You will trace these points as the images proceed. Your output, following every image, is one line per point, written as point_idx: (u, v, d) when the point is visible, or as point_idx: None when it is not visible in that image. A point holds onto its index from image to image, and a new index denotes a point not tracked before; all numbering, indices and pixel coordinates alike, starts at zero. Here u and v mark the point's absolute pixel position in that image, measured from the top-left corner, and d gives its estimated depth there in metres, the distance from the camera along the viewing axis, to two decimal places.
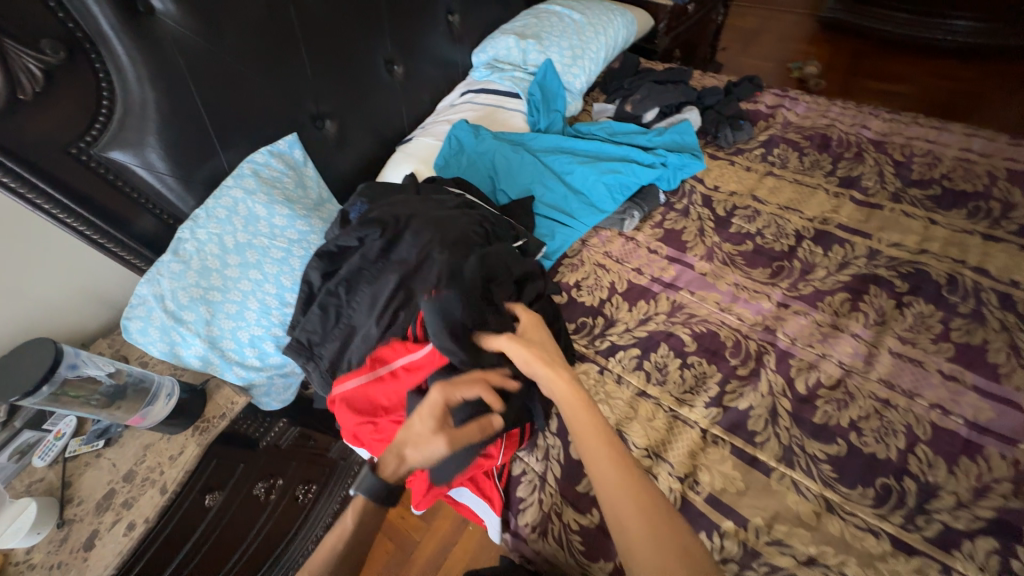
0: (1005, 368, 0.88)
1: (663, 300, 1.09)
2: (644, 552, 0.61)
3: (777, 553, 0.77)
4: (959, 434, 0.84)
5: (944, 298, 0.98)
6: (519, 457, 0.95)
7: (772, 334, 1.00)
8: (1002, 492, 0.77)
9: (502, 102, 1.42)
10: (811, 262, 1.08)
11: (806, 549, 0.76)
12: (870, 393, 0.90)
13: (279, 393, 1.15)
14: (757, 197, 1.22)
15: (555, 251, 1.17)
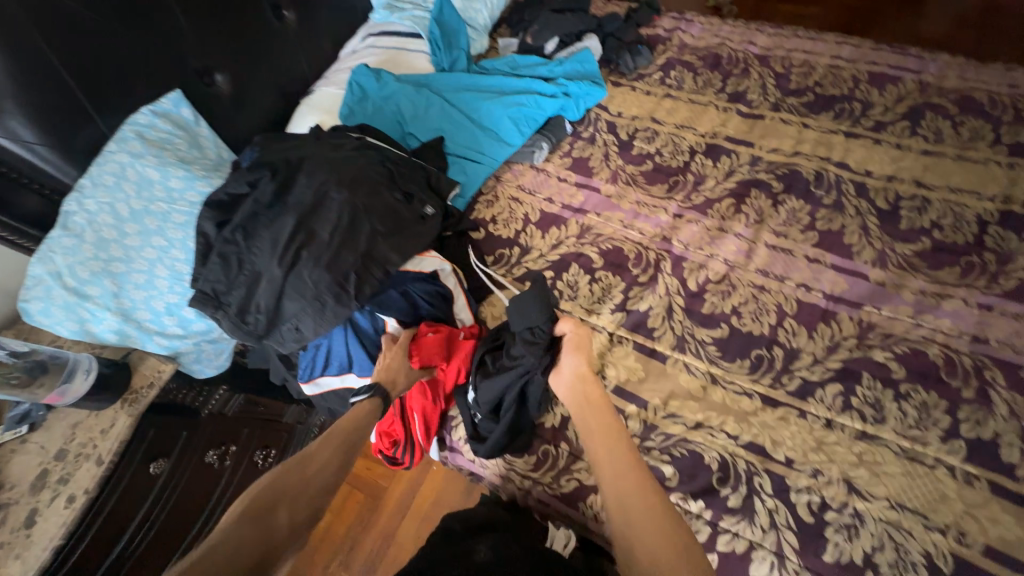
0: (857, 246, 1.02)
1: (573, 225, 1.16)
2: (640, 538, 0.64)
3: (671, 423, 0.89)
4: (819, 306, 0.98)
5: (812, 193, 1.10)
6: None
7: (668, 243, 1.09)
8: (848, 346, 0.93)
9: (405, 44, 1.38)
10: (702, 174, 1.17)
11: (694, 416, 0.89)
12: (749, 282, 1.02)
13: (211, 358, 1.17)
14: (656, 119, 1.29)
15: (470, 189, 1.20)
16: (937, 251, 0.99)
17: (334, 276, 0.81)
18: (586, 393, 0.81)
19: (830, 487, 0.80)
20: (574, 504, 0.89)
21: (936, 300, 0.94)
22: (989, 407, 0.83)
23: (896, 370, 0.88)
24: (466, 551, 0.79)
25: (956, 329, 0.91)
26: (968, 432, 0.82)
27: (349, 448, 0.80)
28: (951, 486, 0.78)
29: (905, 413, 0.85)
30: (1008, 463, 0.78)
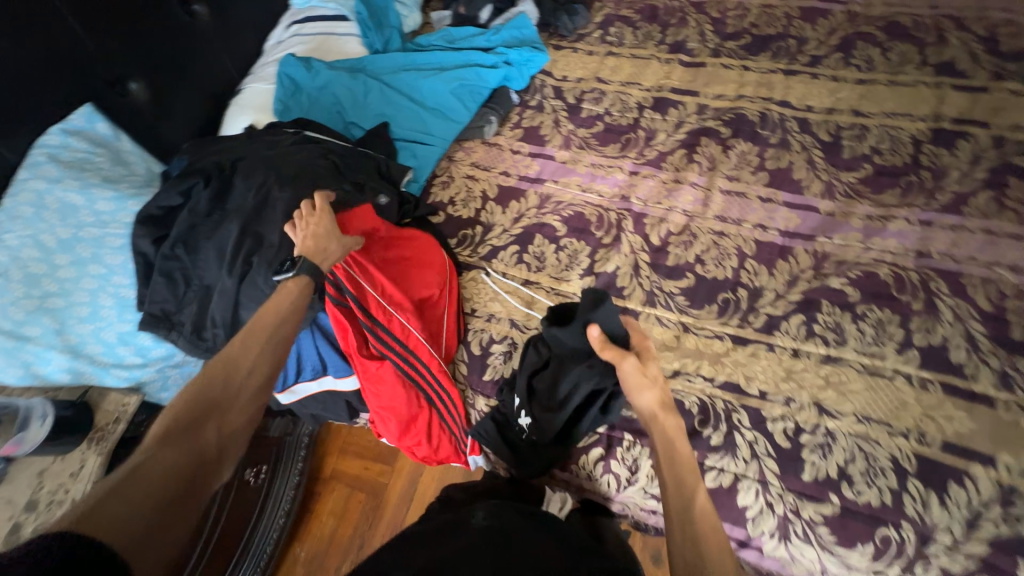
0: (805, 181, 1.05)
1: (532, 196, 1.14)
2: None
3: None
4: (776, 243, 1.01)
5: (758, 134, 1.12)
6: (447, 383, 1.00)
7: (628, 202, 1.09)
8: (806, 278, 0.96)
9: (333, 28, 1.31)
10: (652, 129, 1.17)
11: (671, 365, 0.92)
12: (708, 229, 1.04)
13: (180, 384, 1.08)
14: (601, 79, 1.27)
15: (424, 173, 1.17)
16: (879, 175, 1.03)
17: (289, 278, 0.77)
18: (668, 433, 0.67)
19: (803, 412, 0.85)
20: (568, 465, 0.92)
21: (882, 223, 0.98)
22: (937, 315, 0.88)
23: (851, 294, 0.93)
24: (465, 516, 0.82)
25: (902, 248, 0.96)
26: (920, 341, 0.87)
27: (278, 340, 0.67)
28: (909, 393, 0.84)
29: (863, 332, 0.89)
30: (957, 364, 0.84)
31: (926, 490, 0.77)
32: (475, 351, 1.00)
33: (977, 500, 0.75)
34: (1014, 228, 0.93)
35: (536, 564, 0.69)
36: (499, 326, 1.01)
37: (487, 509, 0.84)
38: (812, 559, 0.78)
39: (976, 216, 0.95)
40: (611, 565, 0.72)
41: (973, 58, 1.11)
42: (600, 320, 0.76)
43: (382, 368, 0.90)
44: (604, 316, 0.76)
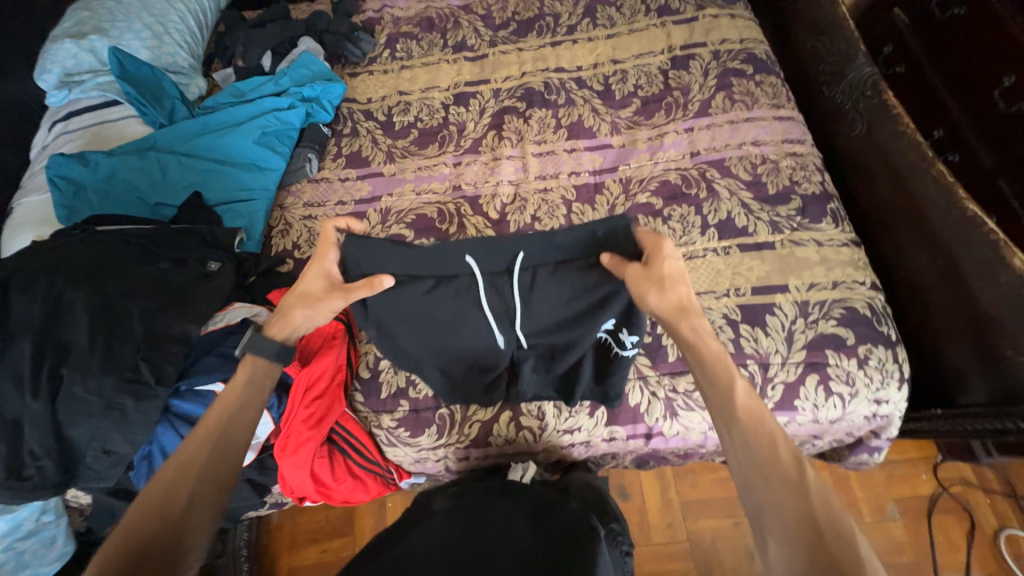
0: (595, 126, 1.22)
1: (373, 214, 1.17)
2: (776, 515, 0.54)
3: None
4: (590, 183, 1.16)
5: (548, 100, 1.27)
6: (360, 408, 0.97)
7: (460, 190, 1.18)
8: (621, 203, 1.12)
9: (105, 115, 1.21)
10: (461, 122, 1.27)
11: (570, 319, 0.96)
12: (534, 190, 1.16)
13: (43, 555, 0.93)
14: (402, 92, 1.34)
15: (257, 228, 1.13)
16: (647, 105, 1.23)
17: (119, 375, 0.72)
18: (699, 332, 0.68)
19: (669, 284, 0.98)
20: (487, 442, 0.96)
21: (660, 141, 1.18)
22: (718, 196, 1.09)
23: (656, 203, 1.11)
24: (425, 508, 0.85)
25: (680, 154, 1.16)
26: (713, 220, 1.06)
27: (228, 444, 0.62)
28: (719, 261, 1.02)
29: (674, 229, 1.07)
30: (742, 227, 1.05)
31: (753, 329, 0.95)
32: (365, 375, 0.99)
33: (787, 321, 0.95)
34: (745, 114, 1.18)
35: (496, 526, 0.75)
36: None
37: (450, 497, 0.86)
38: (698, 421, 0.93)
39: (719, 113, 1.19)
40: (575, 525, 0.76)
41: None
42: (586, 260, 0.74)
43: (308, 418, 0.89)
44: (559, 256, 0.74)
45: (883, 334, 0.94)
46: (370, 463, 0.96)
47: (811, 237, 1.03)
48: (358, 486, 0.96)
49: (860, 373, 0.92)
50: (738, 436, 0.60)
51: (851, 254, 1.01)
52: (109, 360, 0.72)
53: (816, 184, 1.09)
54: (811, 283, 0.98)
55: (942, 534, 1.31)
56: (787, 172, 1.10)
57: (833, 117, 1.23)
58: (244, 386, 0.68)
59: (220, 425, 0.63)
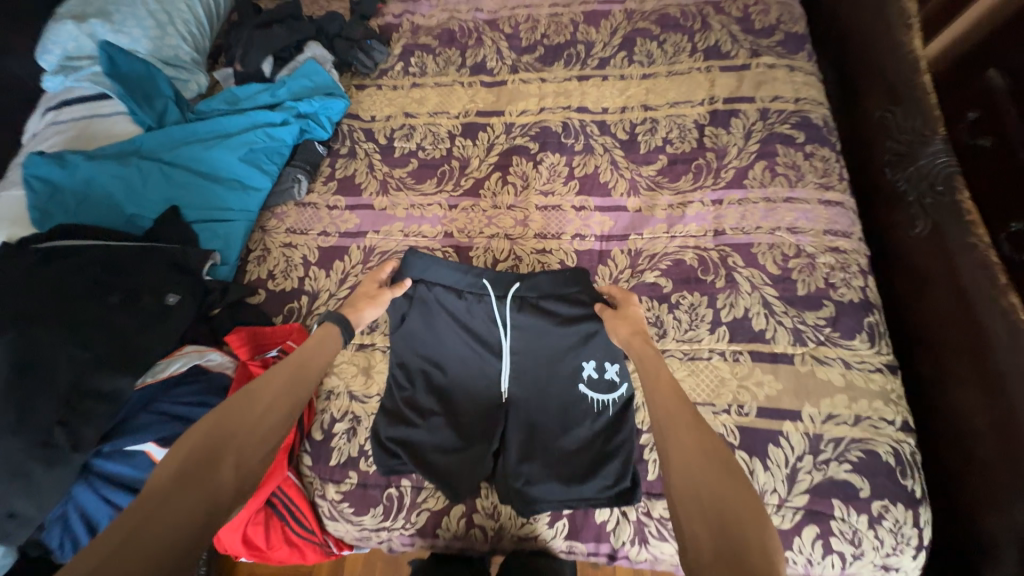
0: (612, 182, 1.09)
1: (355, 252, 1.08)
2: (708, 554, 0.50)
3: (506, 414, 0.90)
4: (595, 249, 1.03)
5: (564, 144, 1.14)
6: (307, 473, 0.90)
7: (451, 237, 1.07)
8: (625, 279, 0.99)
9: (97, 108, 1.15)
10: (466, 157, 1.16)
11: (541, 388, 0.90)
12: (531, 250, 1.04)
13: None
14: (409, 113, 1.23)
15: (232, 252, 1.07)
16: (673, 164, 1.09)
17: (32, 439, 0.66)
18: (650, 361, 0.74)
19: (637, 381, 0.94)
20: (434, 533, 0.87)
21: (681, 210, 1.04)
22: (737, 289, 0.95)
23: (665, 285, 0.98)
24: None
25: (701, 230, 1.02)
26: (726, 317, 0.93)
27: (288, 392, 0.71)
28: (725, 368, 0.89)
29: (680, 320, 0.94)
30: (759, 330, 0.91)
31: (751, 459, 0.83)
32: (317, 437, 0.92)
33: (793, 456, 0.82)
34: (786, 192, 1.02)
35: None
36: (340, 402, 0.95)
37: None
38: (670, 553, 0.82)
39: (755, 187, 1.03)
40: None
41: (734, 40, 1.20)
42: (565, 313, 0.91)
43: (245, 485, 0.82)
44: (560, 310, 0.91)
45: (906, 490, 0.80)
46: (309, 533, 0.89)
47: (839, 355, 0.88)
48: (293, 553, 0.90)
49: (869, 533, 0.78)
50: (658, 401, 0.66)
51: (883, 383, 0.87)
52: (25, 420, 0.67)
53: (856, 289, 0.93)
54: (829, 414, 0.84)
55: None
56: (823, 271, 0.95)
57: (892, 203, 1.06)
58: (320, 348, 0.80)
59: (293, 379, 0.73)
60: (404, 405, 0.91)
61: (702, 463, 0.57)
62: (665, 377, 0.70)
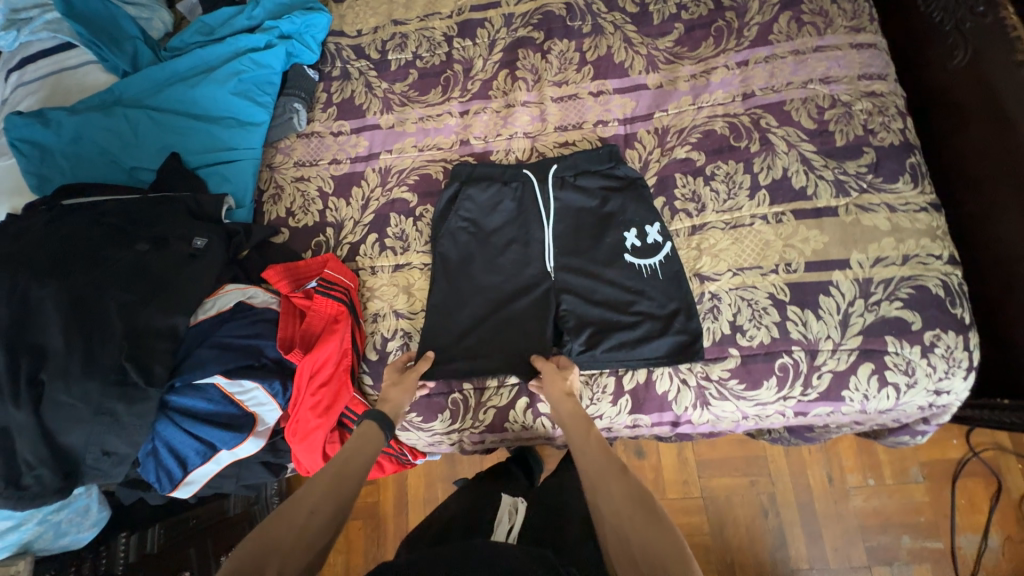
0: (628, 61, 1.02)
1: (371, 175, 1.04)
2: None
3: (558, 306, 0.90)
4: (619, 134, 0.99)
5: (570, 28, 1.06)
6: (370, 392, 0.93)
7: (468, 145, 1.02)
8: (655, 159, 0.96)
9: (63, 61, 1.06)
10: (468, 59, 1.08)
11: (587, 268, 0.90)
12: (553, 144, 1.00)
13: (79, 521, 0.89)
14: (397, 21, 1.14)
15: (245, 193, 1.02)
16: (691, 31, 1.02)
17: (106, 378, 0.68)
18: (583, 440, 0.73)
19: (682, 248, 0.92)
20: (503, 427, 0.91)
21: (706, 79, 0.98)
22: (773, 149, 0.92)
23: (698, 158, 0.94)
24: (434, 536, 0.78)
25: (729, 96, 0.97)
26: (765, 180, 0.91)
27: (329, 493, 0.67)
28: (768, 231, 0.88)
29: (717, 191, 0.92)
30: (800, 188, 0.89)
31: (803, 311, 0.84)
32: (373, 358, 0.94)
33: (844, 303, 0.83)
34: (815, 42, 0.96)
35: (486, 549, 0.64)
36: (388, 322, 0.95)
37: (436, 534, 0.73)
38: (731, 411, 0.86)
39: (782, 41, 0.97)
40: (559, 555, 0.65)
41: None
42: (605, 184, 0.94)
43: (314, 412, 0.84)
44: (593, 183, 0.95)
45: (956, 317, 0.82)
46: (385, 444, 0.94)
47: (883, 200, 0.87)
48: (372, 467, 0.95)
49: (922, 362, 0.81)
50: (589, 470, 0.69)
51: (928, 221, 0.86)
52: (96, 363, 0.69)
53: (896, 132, 0.90)
54: (877, 258, 0.84)
55: (966, 498, 1.27)
56: (860, 118, 0.91)
57: (924, 39, 1.00)
58: (358, 439, 0.75)
59: (334, 479, 0.69)
60: (451, 309, 0.92)
61: (631, 517, 0.61)
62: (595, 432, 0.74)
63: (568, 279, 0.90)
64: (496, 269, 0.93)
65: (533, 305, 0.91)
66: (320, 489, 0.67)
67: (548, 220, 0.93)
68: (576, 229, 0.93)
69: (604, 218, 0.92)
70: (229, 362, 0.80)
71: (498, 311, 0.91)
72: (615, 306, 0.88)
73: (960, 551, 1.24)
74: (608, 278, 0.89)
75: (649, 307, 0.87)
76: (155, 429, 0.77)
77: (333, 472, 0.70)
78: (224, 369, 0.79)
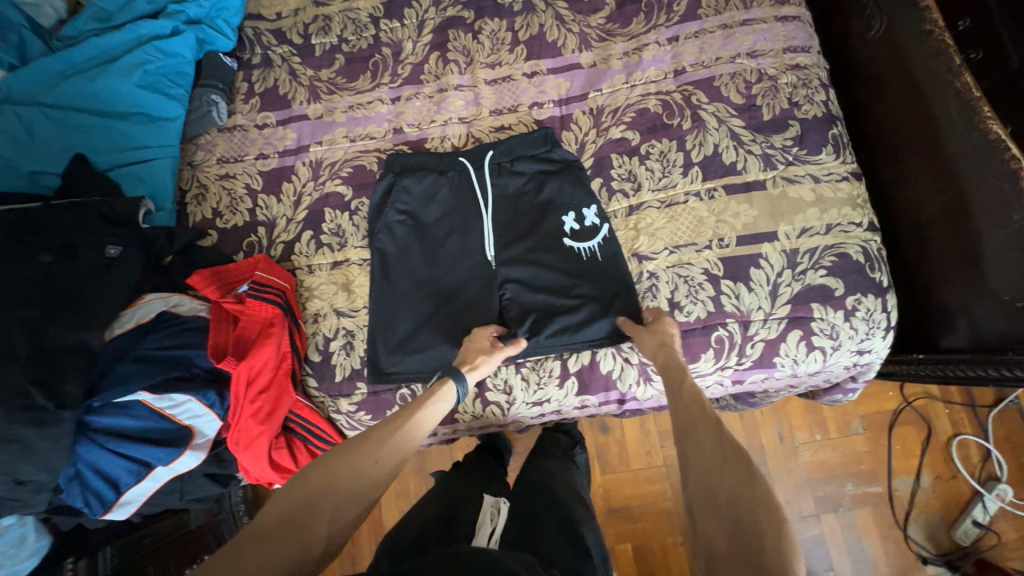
0: (561, 40, 1.00)
1: (302, 169, 0.99)
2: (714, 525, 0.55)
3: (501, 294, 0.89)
4: (555, 116, 0.97)
5: (501, 6, 1.02)
6: (316, 394, 0.91)
7: (402, 133, 0.99)
8: (592, 140, 0.95)
9: None
10: (397, 42, 1.03)
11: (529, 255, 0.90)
12: (489, 129, 0.98)
13: (15, 554, 0.81)
14: (319, 2, 1.07)
15: (164, 195, 0.96)
16: (622, 7, 1.00)
17: (10, 405, 0.63)
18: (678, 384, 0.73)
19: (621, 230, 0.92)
20: (454, 418, 0.91)
21: (638, 56, 0.97)
22: (704, 126, 0.93)
23: (633, 138, 0.94)
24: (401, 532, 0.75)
25: (662, 73, 0.96)
26: (697, 157, 0.92)
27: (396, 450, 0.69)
28: (702, 208, 0.90)
29: (652, 170, 0.92)
30: (731, 164, 0.91)
31: (736, 284, 0.86)
32: (316, 359, 0.91)
33: (774, 274, 0.86)
34: (742, 15, 0.97)
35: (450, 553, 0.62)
36: (329, 322, 0.93)
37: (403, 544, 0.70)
38: None
39: (711, 16, 0.97)
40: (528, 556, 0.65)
41: None
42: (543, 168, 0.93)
43: (256, 420, 0.81)
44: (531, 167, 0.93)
45: (876, 281, 0.86)
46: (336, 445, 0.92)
47: (808, 172, 0.90)
48: None
49: (846, 325, 0.85)
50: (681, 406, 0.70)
51: (850, 190, 0.89)
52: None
53: (820, 104, 0.92)
54: (803, 229, 0.87)
55: (901, 444, 1.37)
56: (786, 91, 0.93)
57: (846, 11, 1.02)
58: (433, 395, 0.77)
59: (404, 437, 0.71)
60: (394, 304, 0.90)
61: (710, 450, 0.61)
62: (690, 388, 0.72)
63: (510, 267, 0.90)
64: (437, 261, 0.91)
65: (476, 295, 0.90)
66: (391, 445, 0.69)
67: (486, 208, 0.92)
68: (516, 215, 0.92)
69: (542, 203, 0.92)
70: (154, 376, 0.76)
71: (441, 303, 0.90)
72: (558, 290, 0.88)
73: (896, 493, 1.34)
74: (550, 264, 0.89)
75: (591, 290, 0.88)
76: (78, 451, 0.72)
77: (405, 431, 0.72)
78: (149, 384, 0.75)
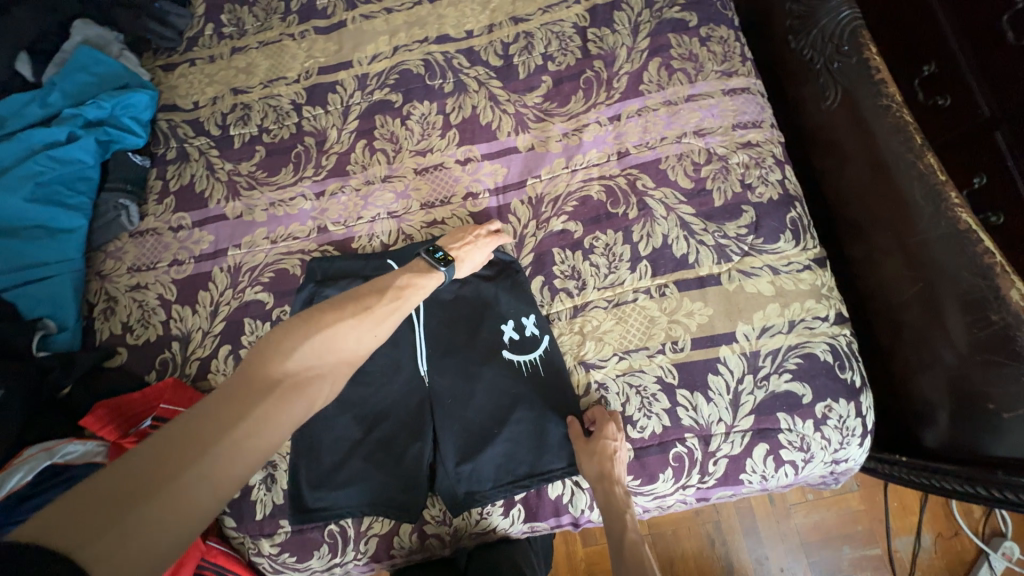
0: (495, 122, 0.93)
1: (220, 275, 0.91)
2: None
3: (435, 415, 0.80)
4: (492, 206, 0.90)
5: (430, 88, 0.96)
6: (235, 535, 0.82)
7: (326, 232, 0.91)
8: (532, 232, 0.87)
9: None
10: (321, 130, 0.96)
11: (466, 367, 0.81)
12: (420, 224, 0.90)
13: None
14: (238, 89, 1.00)
15: (67, 313, 0.87)
16: (560, 84, 0.93)
17: None
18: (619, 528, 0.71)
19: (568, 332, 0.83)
20: (389, 554, 0.81)
21: (578, 137, 0.90)
22: (651, 216, 0.85)
23: (575, 230, 0.86)
24: None
25: (604, 156, 0.89)
26: (645, 250, 0.84)
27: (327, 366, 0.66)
28: (653, 307, 0.82)
29: (598, 266, 0.84)
30: (682, 257, 0.83)
31: (693, 394, 0.78)
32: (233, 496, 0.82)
33: (733, 381, 0.78)
34: (687, 90, 0.90)
35: None
36: None
37: None
38: None
39: (654, 92, 0.90)
40: None
41: None
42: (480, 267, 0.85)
43: None
44: None
45: (846, 383, 0.78)
46: None
47: (765, 263, 0.82)
48: None
49: (816, 436, 0.77)
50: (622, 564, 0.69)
51: (813, 280, 0.81)
52: None
53: (775, 185, 0.85)
54: (763, 328, 0.79)
55: (897, 500, 1.20)
56: (737, 172, 0.86)
57: (798, 76, 0.96)
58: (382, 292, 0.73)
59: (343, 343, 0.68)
60: (319, 432, 0.81)
61: None
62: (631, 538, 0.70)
63: (444, 382, 0.81)
64: (365, 378, 0.83)
65: (408, 416, 0.81)
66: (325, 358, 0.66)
67: (417, 317, 0.84)
68: (450, 322, 0.84)
69: (480, 308, 0.84)
70: None
71: (370, 427, 0.81)
72: (498, 407, 0.80)
73: (896, 555, 1.17)
74: (488, 377, 0.81)
75: (534, 407, 0.79)
76: None
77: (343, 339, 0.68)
78: None
